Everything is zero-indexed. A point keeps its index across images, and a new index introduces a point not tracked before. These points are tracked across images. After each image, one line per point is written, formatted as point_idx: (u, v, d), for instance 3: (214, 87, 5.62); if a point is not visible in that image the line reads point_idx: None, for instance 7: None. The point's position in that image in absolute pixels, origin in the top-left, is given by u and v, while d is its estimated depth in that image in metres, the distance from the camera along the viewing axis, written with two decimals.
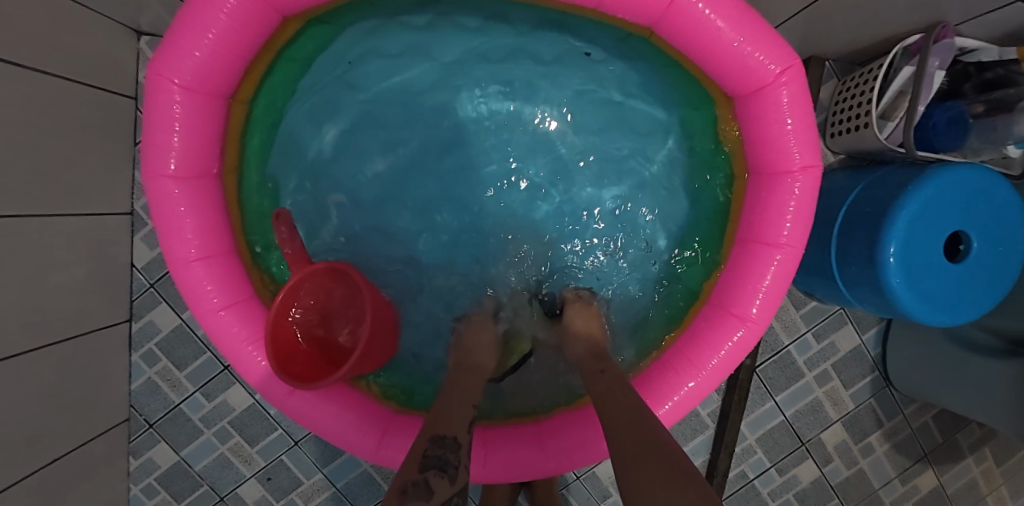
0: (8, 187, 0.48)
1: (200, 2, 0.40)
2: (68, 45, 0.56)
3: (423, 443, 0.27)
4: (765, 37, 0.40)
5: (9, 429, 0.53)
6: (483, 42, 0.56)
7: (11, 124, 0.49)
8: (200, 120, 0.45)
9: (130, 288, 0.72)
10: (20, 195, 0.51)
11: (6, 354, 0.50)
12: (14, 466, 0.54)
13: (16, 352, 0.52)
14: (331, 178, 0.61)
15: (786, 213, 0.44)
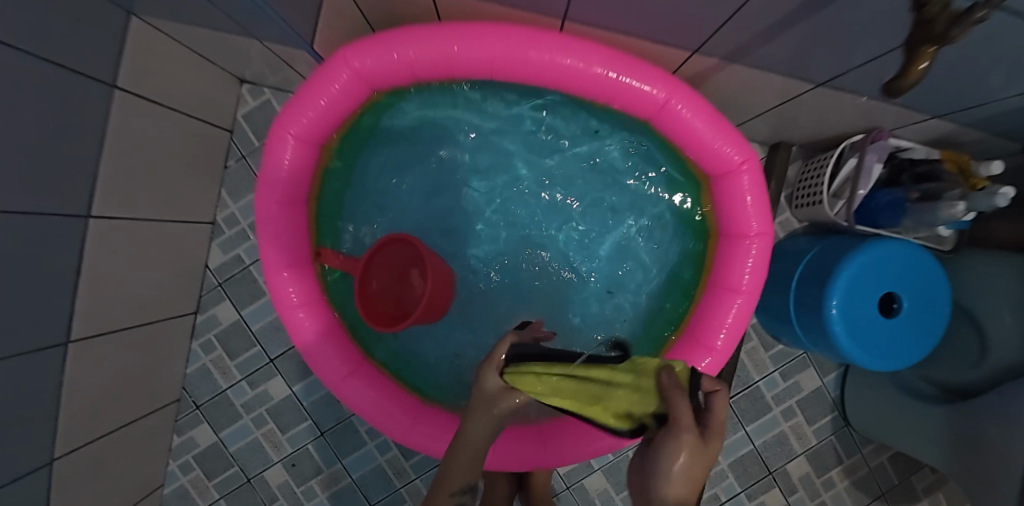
0: (118, 200, 0.63)
1: (318, 80, 0.55)
2: (188, 90, 0.72)
3: None
4: (732, 136, 0.55)
5: (93, 392, 0.65)
6: (518, 115, 0.69)
7: (127, 151, 0.63)
8: (304, 161, 0.59)
9: (201, 285, 0.85)
10: (128, 204, 0.65)
11: (95, 332, 0.63)
12: (86, 431, 0.65)
13: (103, 330, 0.65)
14: (384, 210, 0.73)
15: (746, 268, 0.57)
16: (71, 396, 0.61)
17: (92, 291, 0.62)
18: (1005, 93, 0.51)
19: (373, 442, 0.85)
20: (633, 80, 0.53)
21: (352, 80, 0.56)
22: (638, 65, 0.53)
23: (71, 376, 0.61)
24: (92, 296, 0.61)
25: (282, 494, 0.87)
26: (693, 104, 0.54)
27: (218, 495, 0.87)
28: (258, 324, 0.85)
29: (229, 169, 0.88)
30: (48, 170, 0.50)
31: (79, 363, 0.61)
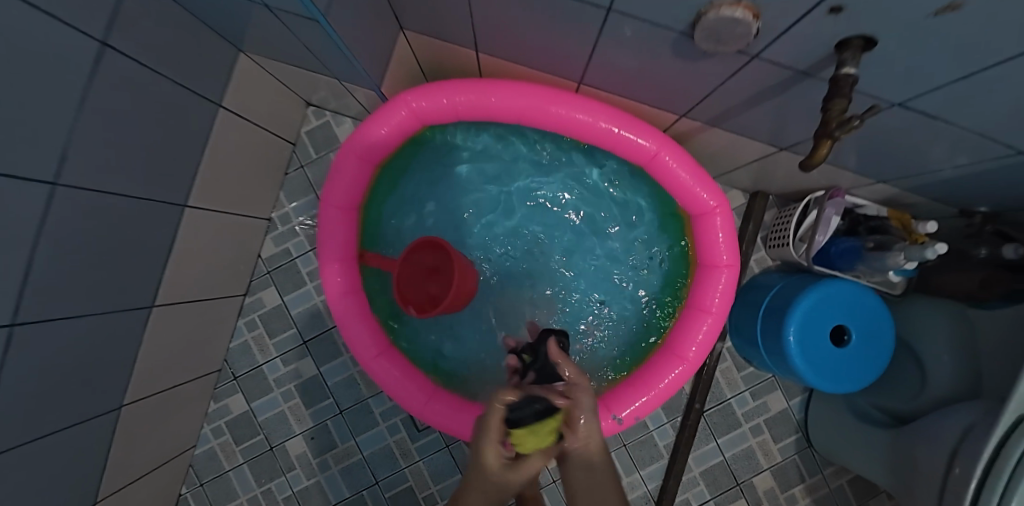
0: (207, 195, 0.78)
1: (382, 115, 0.70)
2: (269, 110, 0.88)
3: None
4: (709, 185, 0.68)
5: (159, 349, 0.79)
6: (536, 152, 0.83)
7: (220, 156, 0.78)
8: (362, 177, 0.74)
9: (252, 272, 0.99)
10: (212, 198, 0.80)
11: (176, 300, 0.79)
12: (148, 384, 0.79)
13: (179, 299, 0.79)
14: (418, 220, 0.87)
15: (715, 293, 0.70)
16: (145, 351, 0.76)
17: (177, 265, 0.76)
18: (929, 164, 0.64)
19: (385, 423, 0.96)
20: (630, 133, 0.68)
21: (408, 117, 0.71)
22: (635, 122, 0.67)
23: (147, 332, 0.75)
24: (174, 268, 0.76)
25: (299, 464, 0.98)
26: (678, 157, 0.68)
27: (242, 460, 0.98)
28: (298, 309, 0.98)
29: (288, 176, 1.02)
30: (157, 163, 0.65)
31: (156, 323, 0.76)
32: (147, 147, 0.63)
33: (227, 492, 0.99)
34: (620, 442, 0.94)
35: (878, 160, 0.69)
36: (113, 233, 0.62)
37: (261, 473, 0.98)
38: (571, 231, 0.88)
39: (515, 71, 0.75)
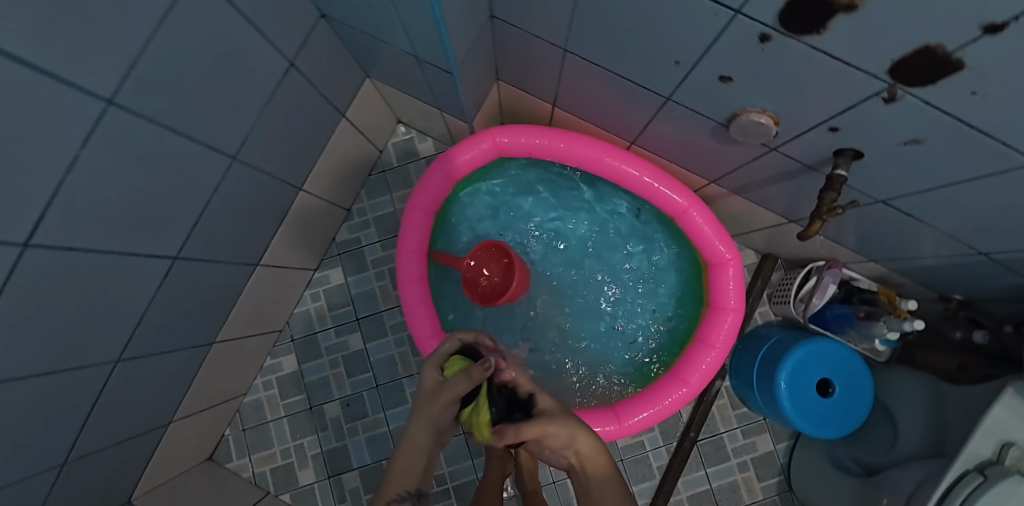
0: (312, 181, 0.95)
1: (468, 145, 0.88)
2: (373, 121, 1.07)
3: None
4: (727, 241, 0.83)
5: (244, 301, 0.95)
6: (585, 190, 0.98)
7: (329, 152, 0.96)
8: (442, 190, 0.92)
9: (325, 252, 1.15)
10: (315, 184, 0.97)
11: (266, 261, 0.95)
12: (228, 329, 0.94)
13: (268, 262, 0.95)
14: (475, 231, 1.00)
15: (720, 332, 0.84)
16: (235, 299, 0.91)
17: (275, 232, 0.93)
18: (912, 250, 0.78)
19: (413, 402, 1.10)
20: (667, 191, 0.84)
21: (488, 150, 0.89)
22: (673, 182, 0.84)
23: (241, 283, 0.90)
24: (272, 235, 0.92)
25: (332, 425, 1.11)
26: (703, 215, 0.83)
27: (283, 414, 1.12)
28: (357, 289, 1.14)
29: (370, 177, 1.17)
30: (289, 151, 0.83)
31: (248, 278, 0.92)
32: (287, 138, 0.80)
33: (263, 440, 1.12)
34: (619, 456, 1.04)
35: (871, 240, 0.83)
36: (249, 199, 0.80)
37: (297, 429, 1.12)
38: (598, 267, 1.00)
39: (579, 126, 0.93)
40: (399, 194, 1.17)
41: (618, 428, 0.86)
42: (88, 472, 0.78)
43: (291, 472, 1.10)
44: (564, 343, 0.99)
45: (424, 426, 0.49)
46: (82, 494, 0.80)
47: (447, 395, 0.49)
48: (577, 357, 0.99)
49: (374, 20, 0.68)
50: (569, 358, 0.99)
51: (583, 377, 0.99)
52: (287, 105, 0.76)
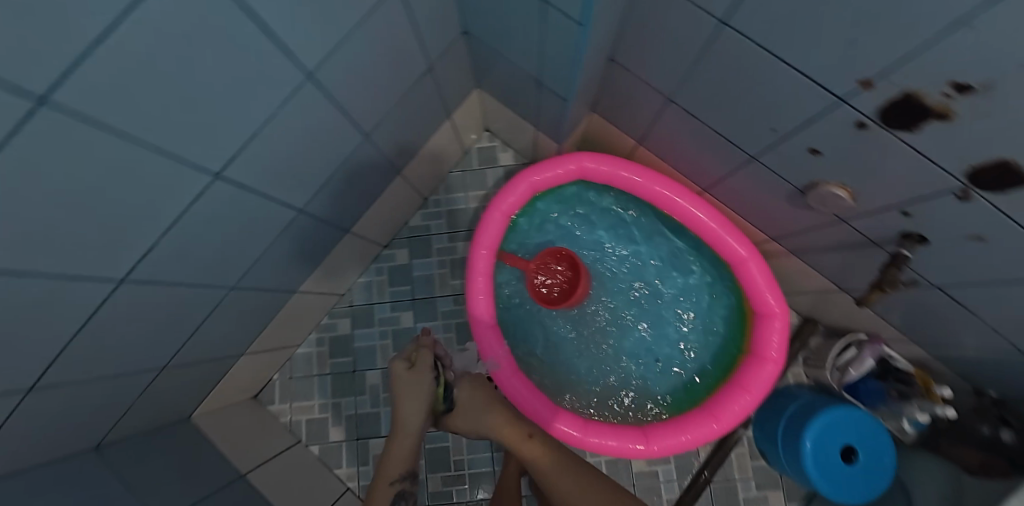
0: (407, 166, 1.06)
1: (557, 164, 0.98)
2: (468, 124, 1.18)
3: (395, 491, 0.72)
4: (778, 296, 0.91)
5: (322, 258, 1.04)
6: (648, 224, 1.06)
7: (427, 144, 1.07)
8: (523, 198, 1.01)
9: (397, 233, 1.25)
10: (410, 170, 1.08)
11: (351, 228, 1.05)
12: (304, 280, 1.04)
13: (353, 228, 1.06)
14: (539, 240, 1.09)
15: (761, 380, 0.90)
16: (318, 255, 1.01)
17: (365, 204, 1.03)
18: (957, 338, 0.83)
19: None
20: (732, 240, 0.92)
21: (572, 170, 0.99)
22: (738, 234, 0.92)
23: (329, 242, 1.01)
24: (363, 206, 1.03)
25: (370, 392, 1.19)
26: (760, 268, 0.91)
27: (329, 371, 1.21)
28: (419, 273, 1.24)
29: (451, 173, 1.27)
30: (400, 136, 0.94)
31: (334, 239, 1.02)
32: (402, 124, 0.92)
33: (306, 391, 1.21)
34: (632, 481, 1.09)
35: (918, 322, 0.88)
36: (359, 170, 0.90)
37: (338, 387, 1.20)
38: (648, 297, 1.07)
39: (658, 165, 1.02)
40: (473, 194, 1.26)
41: (645, 448, 0.92)
42: (173, 383, 0.88)
43: (325, 426, 1.19)
44: (603, 360, 1.05)
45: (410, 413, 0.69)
46: (162, 401, 0.90)
47: (417, 396, 0.69)
48: (611, 377, 1.04)
49: (511, 44, 0.78)
50: (604, 376, 1.05)
51: (613, 397, 1.04)
52: (412, 97, 0.88)
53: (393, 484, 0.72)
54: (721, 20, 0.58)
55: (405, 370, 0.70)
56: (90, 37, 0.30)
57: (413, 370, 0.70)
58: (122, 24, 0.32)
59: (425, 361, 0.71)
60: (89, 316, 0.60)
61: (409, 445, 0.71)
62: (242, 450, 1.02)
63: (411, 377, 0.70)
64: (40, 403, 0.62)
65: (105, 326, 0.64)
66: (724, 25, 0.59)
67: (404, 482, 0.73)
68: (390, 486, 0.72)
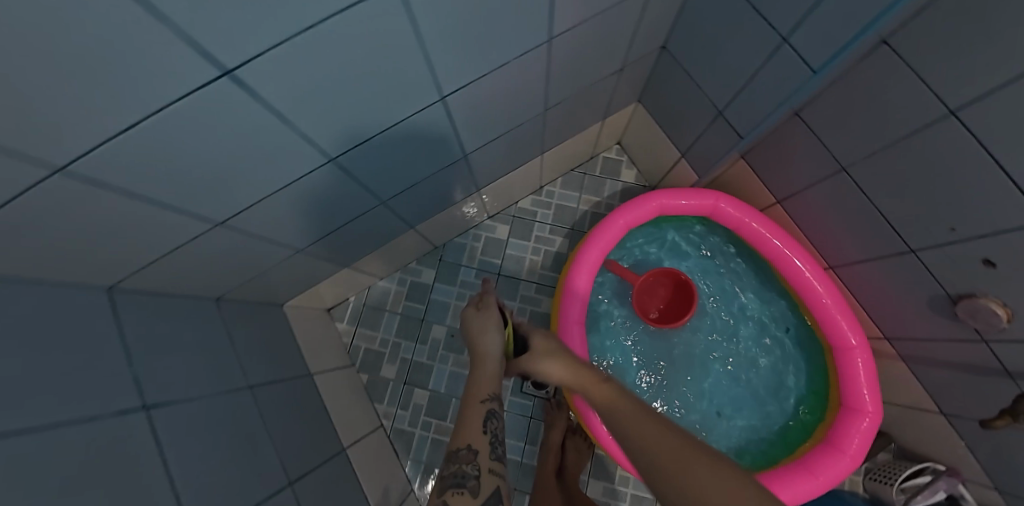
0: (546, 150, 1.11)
1: (694, 196, 1.02)
2: (609, 132, 1.22)
3: (452, 454, 0.55)
4: (874, 395, 0.91)
5: (443, 208, 1.11)
6: (753, 282, 1.09)
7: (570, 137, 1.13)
8: (647, 216, 1.04)
9: (504, 209, 1.30)
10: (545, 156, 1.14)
11: (478, 189, 1.11)
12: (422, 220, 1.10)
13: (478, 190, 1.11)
14: (642, 261, 1.12)
15: (835, 472, 0.89)
16: (442, 203, 1.08)
17: (498, 173, 1.09)
18: None
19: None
20: (845, 327, 0.93)
21: (706, 206, 1.02)
22: (854, 323, 0.93)
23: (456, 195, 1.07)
24: (496, 173, 1.09)
25: (432, 343, 1.25)
26: (865, 363, 0.92)
27: (401, 311, 1.27)
28: (512, 252, 1.28)
29: (571, 172, 1.32)
30: (559, 122, 1.00)
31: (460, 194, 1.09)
32: (567, 111, 0.97)
33: (374, 322, 1.27)
34: None
35: (1012, 471, 0.85)
36: (515, 139, 0.97)
37: (403, 329, 1.27)
38: (731, 352, 1.07)
39: (788, 228, 1.02)
40: (586, 198, 1.30)
41: None
42: (289, 268, 0.95)
43: (379, 360, 1.25)
44: (668, 394, 1.05)
45: (487, 341, 0.63)
46: (274, 281, 0.96)
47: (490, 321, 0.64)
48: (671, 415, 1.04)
49: (721, 65, 0.84)
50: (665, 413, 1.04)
51: None
52: (588, 91, 0.94)
53: (484, 402, 0.59)
54: (950, 110, 0.60)
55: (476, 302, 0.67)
56: None
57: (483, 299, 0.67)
58: None
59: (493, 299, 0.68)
60: (299, 179, 0.67)
61: (495, 373, 0.62)
62: (314, 353, 1.11)
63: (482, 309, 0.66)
64: (219, 238, 0.70)
65: (301, 196, 0.72)
66: (951, 114, 0.60)
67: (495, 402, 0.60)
68: (482, 401, 0.59)
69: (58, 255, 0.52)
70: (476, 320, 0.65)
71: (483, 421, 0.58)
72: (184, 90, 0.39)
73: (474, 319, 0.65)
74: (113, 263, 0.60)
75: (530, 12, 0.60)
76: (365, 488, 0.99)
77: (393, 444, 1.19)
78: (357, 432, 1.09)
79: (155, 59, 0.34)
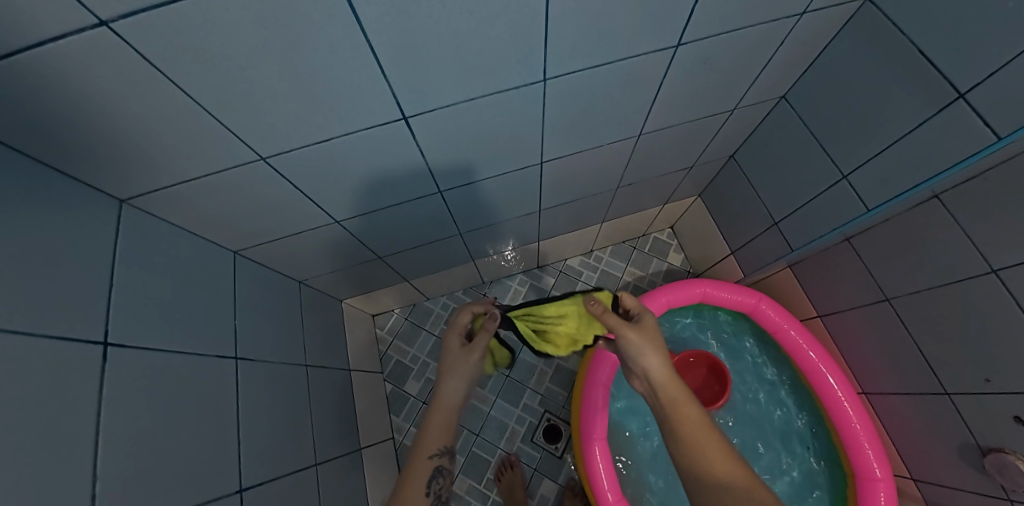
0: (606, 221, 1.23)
1: (738, 291, 1.08)
2: (666, 217, 1.33)
3: None
4: None
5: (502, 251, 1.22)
6: (780, 388, 1.12)
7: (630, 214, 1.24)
8: (689, 299, 1.11)
9: (553, 263, 1.41)
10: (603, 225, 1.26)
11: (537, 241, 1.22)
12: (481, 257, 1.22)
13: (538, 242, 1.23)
14: (676, 342, 1.18)
15: None
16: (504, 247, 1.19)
17: (559, 231, 1.21)
18: None
19: (518, 411, 1.29)
20: (871, 456, 0.92)
21: (749, 302, 1.07)
22: (882, 454, 0.92)
23: (518, 242, 1.19)
24: (557, 231, 1.20)
25: None
26: (889, 499, 0.90)
27: (438, 333, 1.36)
28: None
29: (622, 244, 1.42)
30: (624, 199, 1.12)
31: (522, 243, 1.20)
32: (633, 192, 1.10)
33: (410, 337, 1.36)
34: None
35: None
36: (583, 207, 1.09)
37: (435, 350, 1.34)
38: (749, 453, 1.08)
39: (825, 344, 1.06)
40: (631, 270, 1.39)
41: None
42: (364, 271, 1.07)
43: (406, 374, 1.32)
44: None
45: (450, 390, 0.72)
46: (349, 279, 1.08)
47: (463, 371, 0.72)
48: None
49: (782, 184, 0.94)
50: None
51: None
52: (656, 180, 1.07)
53: (432, 459, 0.70)
54: (993, 269, 0.67)
55: (453, 341, 0.76)
56: (586, 63, 0.59)
57: (456, 343, 0.76)
58: (599, 69, 0.61)
59: (480, 340, 0.75)
60: (408, 201, 0.81)
61: (447, 423, 0.72)
62: (355, 352, 1.20)
63: (457, 352, 0.74)
64: (329, 232, 0.84)
65: (403, 215, 0.86)
66: (993, 272, 0.67)
67: (441, 458, 0.71)
68: (430, 459, 0.69)
69: (219, 207, 0.67)
70: (446, 365, 0.73)
71: (429, 476, 0.69)
72: (384, 117, 0.57)
73: (446, 359, 0.74)
74: (250, 228, 0.74)
75: (633, 114, 0.75)
76: (367, 492, 1.02)
77: (396, 459, 1.23)
78: (372, 436, 1.14)
79: (369, 84, 0.51)
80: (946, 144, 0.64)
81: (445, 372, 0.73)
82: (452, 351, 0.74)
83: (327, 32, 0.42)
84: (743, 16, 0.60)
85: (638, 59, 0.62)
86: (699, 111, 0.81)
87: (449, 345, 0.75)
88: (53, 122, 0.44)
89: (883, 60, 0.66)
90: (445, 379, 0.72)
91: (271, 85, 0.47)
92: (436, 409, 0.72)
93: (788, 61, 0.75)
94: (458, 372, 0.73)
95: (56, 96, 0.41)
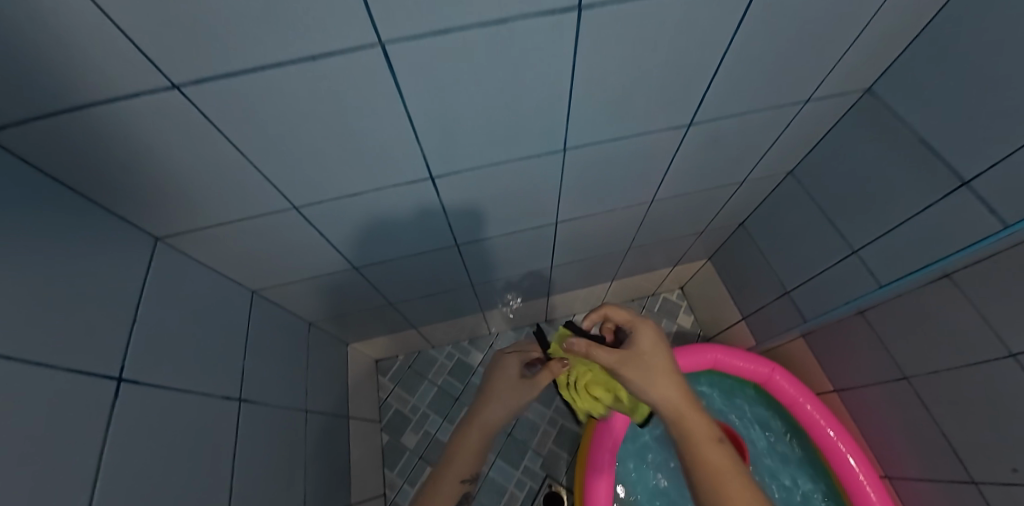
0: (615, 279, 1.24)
1: (750, 359, 1.06)
2: (674, 278, 1.34)
3: None
4: None
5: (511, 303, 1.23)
6: (798, 466, 1.06)
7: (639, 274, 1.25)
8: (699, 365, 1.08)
9: (560, 318, 1.40)
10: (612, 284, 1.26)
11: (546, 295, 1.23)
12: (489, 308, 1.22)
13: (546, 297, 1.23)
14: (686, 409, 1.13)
15: None
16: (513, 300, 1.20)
17: (569, 287, 1.22)
18: None
19: (518, 474, 1.23)
20: None
21: (762, 371, 1.04)
22: None
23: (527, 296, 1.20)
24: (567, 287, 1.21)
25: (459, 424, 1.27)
26: None
27: (440, 383, 1.33)
28: None
29: (630, 302, 1.42)
30: (634, 259, 1.14)
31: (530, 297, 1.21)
32: (642, 253, 1.12)
33: (411, 386, 1.33)
34: None
35: None
36: (593, 265, 1.11)
37: (436, 401, 1.31)
38: None
39: (843, 420, 1.01)
40: None
41: None
42: (373, 316, 1.08)
43: (404, 425, 1.28)
44: None
45: (492, 412, 0.70)
46: (359, 323, 1.09)
47: (510, 401, 0.71)
48: None
49: (791, 254, 0.96)
50: None
51: None
52: (665, 242, 1.09)
53: (460, 483, 0.67)
54: (1012, 353, 0.66)
55: (511, 367, 0.74)
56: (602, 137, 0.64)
57: (513, 369, 0.74)
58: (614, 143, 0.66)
59: (540, 376, 0.73)
60: (424, 252, 0.84)
61: (482, 447, 0.69)
62: (355, 398, 1.17)
63: (512, 379, 0.73)
64: (345, 277, 0.86)
65: (418, 265, 0.88)
66: (1012, 356, 0.66)
67: (468, 483, 0.68)
68: (459, 482, 0.66)
69: (248, 248, 0.70)
70: (497, 389, 0.72)
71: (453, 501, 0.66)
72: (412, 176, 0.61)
73: (496, 380, 0.73)
74: (273, 269, 0.77)
75: (646, 182, 0.79)
76: None
77: None
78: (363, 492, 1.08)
79: (404, 148, 0.55)
80: (956, 226, 0.65)
81: (492, 395, 0.72)
82: (506, 374, 0.73)
83: (372, 103, 0.47)
84: (750, 100, 0.65)
85: (652, 136, 0.66)
86: (709, 182, 0.85)
87: (507, 367, 0.74)
88: (115, 167, 0.48)
89: (886, 146, 0.70)
90: (490, 401, 0.71)
91: (316, 145, 0.51)
92: (474, 429, 0.69)
93: (793, 141, 0.79)
94: (504, 398, 0.71)
95: (122, 144, 0.45)
